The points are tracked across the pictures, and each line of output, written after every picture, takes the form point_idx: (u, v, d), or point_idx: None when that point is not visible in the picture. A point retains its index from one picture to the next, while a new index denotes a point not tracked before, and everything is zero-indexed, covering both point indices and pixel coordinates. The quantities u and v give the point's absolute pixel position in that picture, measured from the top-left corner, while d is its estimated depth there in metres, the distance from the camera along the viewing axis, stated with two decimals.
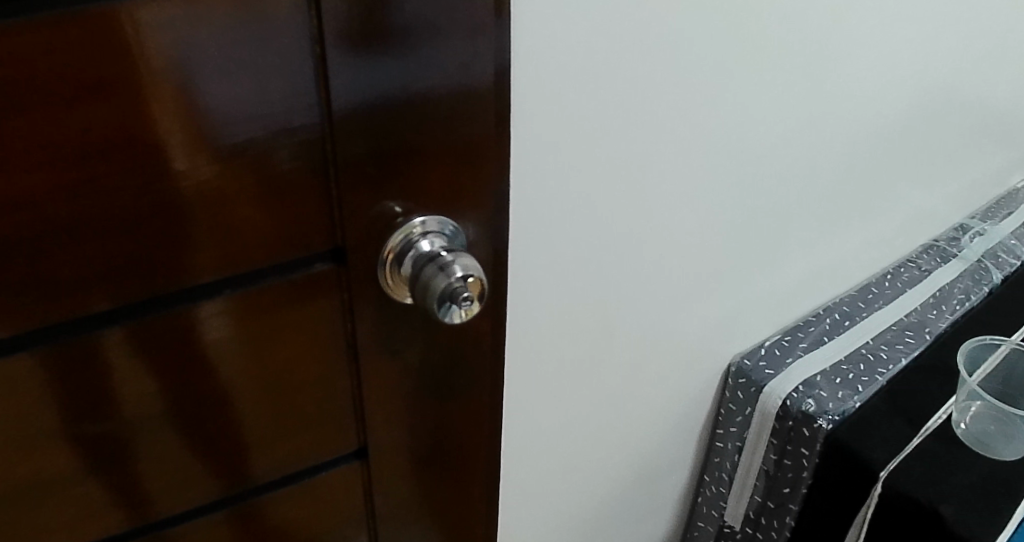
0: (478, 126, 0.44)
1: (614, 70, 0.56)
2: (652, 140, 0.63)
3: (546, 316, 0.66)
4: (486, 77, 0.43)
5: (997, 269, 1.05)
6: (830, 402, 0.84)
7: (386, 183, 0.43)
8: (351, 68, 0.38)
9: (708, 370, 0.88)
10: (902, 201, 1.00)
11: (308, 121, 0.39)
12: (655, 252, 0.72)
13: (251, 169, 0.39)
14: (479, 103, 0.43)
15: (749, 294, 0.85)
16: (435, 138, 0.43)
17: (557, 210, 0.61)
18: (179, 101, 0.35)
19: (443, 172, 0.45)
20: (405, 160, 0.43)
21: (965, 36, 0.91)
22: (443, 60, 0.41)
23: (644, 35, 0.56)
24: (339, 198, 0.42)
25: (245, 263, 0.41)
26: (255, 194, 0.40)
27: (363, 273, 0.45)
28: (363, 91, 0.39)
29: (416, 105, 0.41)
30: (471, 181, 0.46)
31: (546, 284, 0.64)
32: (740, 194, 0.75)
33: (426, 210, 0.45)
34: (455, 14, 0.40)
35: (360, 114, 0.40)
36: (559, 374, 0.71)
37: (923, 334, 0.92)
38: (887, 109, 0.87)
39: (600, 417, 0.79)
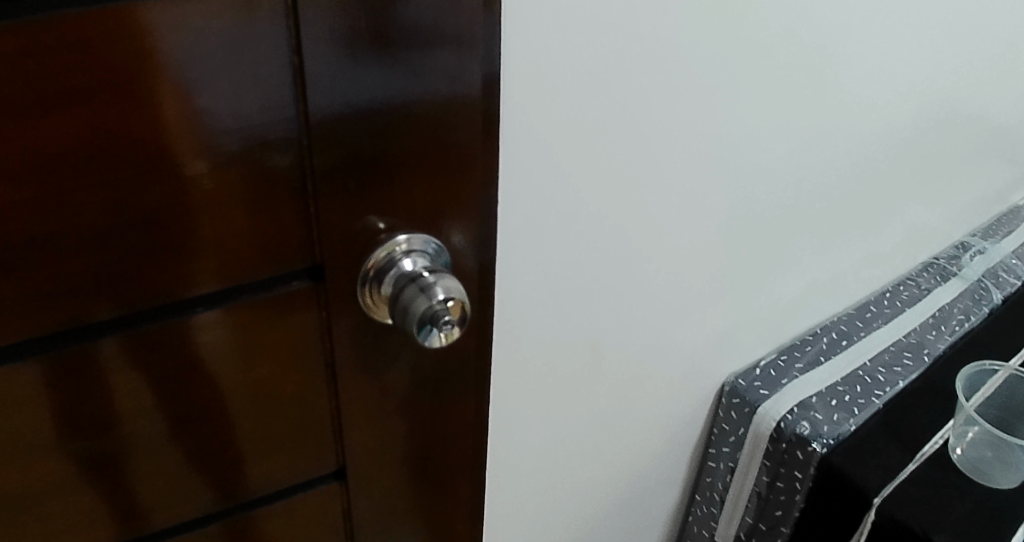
0: (465, 140, 0.43)
1: (612, 80, 0.55)
2: (648, 153, 0.62)
3: (537, 332, 0.65)
4: (474, 90, 0.41)
5: (997, 289, 1.03)
6: (824, 425, 0.82)
7: (368, 199, 0.41)
8: (331, 80, 0.37)
9: (702, 388, 0.86)
10: (902, 218, 0.99)
11: (288, 135, 0.37)
12: (650, 268, 0.70)
13: (231, 183, 0.37)
14: (465, 117, 0.42)
15: (745, 310, 0.83)
16: (419, 154, 0.42)
17: (550, 223, 0.59)
18: (156, 112, 0.33)
19: (429, 187, 0.43)
20: (388, 176, 0.41)
21: (969, 51, 0.90)
22: (427, 73, 0.39)
23: (642, 44, 0.55)
24: (319, 214, 0.40)
25: (224, 280, 0.40)
26: (235, 209, 0.38)
27: (344, 290, 0.43)
28: (342, 104, 0.38)
29: (400, 119, 0.40)
30: (457, 197, 0.45)
31: (537, 299, 0.62)
32: (736, 210, 0.74)
33: (411, 226, 0.44)
34: (442, 22, 0.38)
35: (339, 129, 0.38)
36: (548, 392, 0.70)
37: (922, 355, 0.91)
38: (888, 125, 0.86)
39: (590, 435, 0.77)
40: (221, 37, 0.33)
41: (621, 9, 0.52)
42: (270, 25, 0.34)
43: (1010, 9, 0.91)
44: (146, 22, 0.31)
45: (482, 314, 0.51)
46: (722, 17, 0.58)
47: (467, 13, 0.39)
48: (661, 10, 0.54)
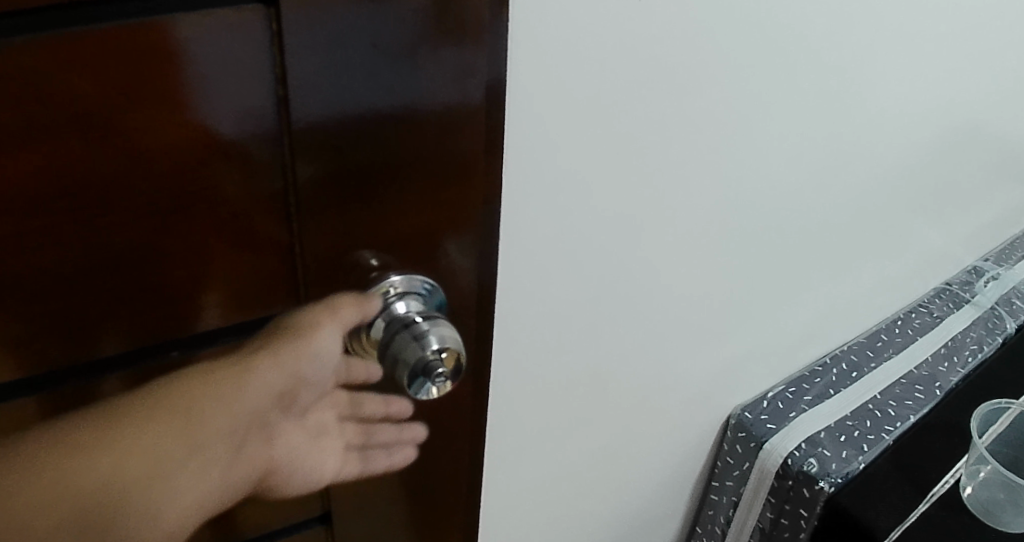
0: (464, 176, 0.39)
1: (624, 102, 0.52)
2: (657, 180, 0.59)
3: (541, 364, 0.62)
4: (474, 123, 0.38)
5: (1010, 318, 1.00)
6: (833, 462, 0.79)
7: (357, 240, 0.38)
8: (317, 113, 0.33)
9: (707, 421, 0.83)
10: (916, 243, 0.96)
11: (268, 168, 0.34)
12: (657, 299, 0.67)
13: (210, 223, 0.34)
14: (467, 151, 0.38)
15: (753, 339, 0.80)
16: (416, 192, 0.38)
17: (553, 255, 0.56)
18: (127, 146, 0.30)
19: (423, 226, 0.40)
20: (381, 214, 0.38)
21: (987, 71, 0.87)
22: (428, 102, 0.35)
23: (655, 67, 0.52)
24: (305, 253, 0.37)
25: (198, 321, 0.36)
26: (215, 250, 0.35)
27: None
28: (329, 138, 0.34)
29: (393, 154, 0.36)
30: (454, 237, 0.41)
31: (539, 331, 0.59)
32: (746, 239, 0.71)
33: (404, 266, 0.41)
34: (442, 49, 0.34)
35: (326, 163, 0.35)
36: (548, 428, 0.67)
37: (934, 389, 0.88)
38: (903, 148, 0.83)
39: (591, 469, 0.75)
40: (198, 63, 0.29)
41: (633, 33, 0.49)
42: (252, 50, 0.31)
43: None
44: (116, 48, 0.28)
45: (478, 359, 0.47)
46: (739, 37, 0.55)
47: (468, 42, 0.35)
48: (677, 30, 0.51)
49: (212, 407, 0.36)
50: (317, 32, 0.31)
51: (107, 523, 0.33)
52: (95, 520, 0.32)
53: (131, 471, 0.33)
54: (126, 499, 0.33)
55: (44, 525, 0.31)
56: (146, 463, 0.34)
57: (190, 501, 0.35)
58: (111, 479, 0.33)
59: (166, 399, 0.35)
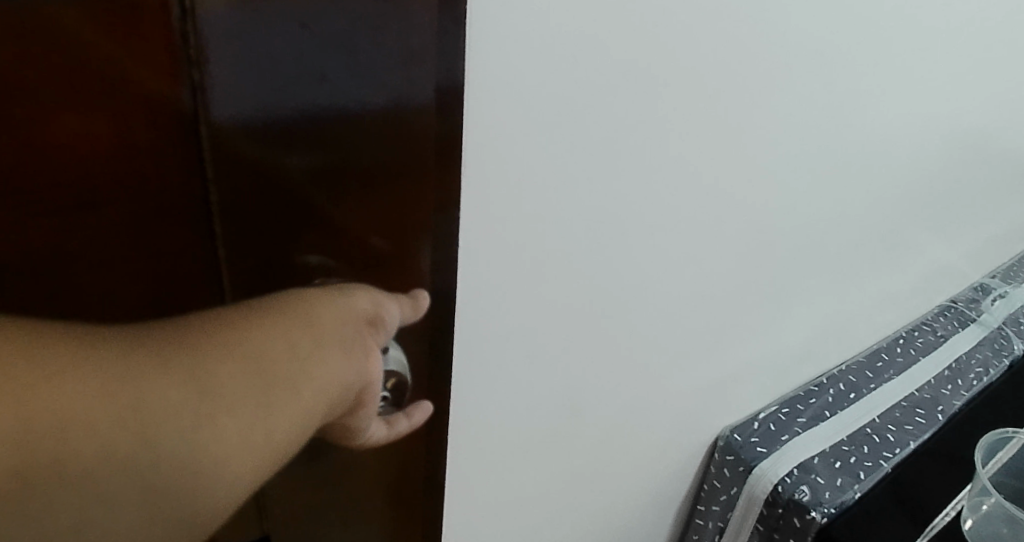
0: (414, 184, 0.33)
1: (604, 101, 0.48)
2: (643, 185, 0.55)
3: (512, 379, 0.58)
4: (424, 126, 0.32)
5: (1018, 339, 0.96)
6: (826, 491, 0.75)
7: (289, 238, 0.35)
8: (238, 92, 0.31)
9: (693, 442, 0.79)
10: (920, 258, 0.91)
11: (182, 155, 0.32)
12: (640, 314, 0.63)
13: (122, 212, 0.32)
14: (414, 150, 0.32)
15: (743, 356, 0.76)
16: (359, 191, 0.33)
17: (526, 266, 0.52)
18: (57, 132, 0.29)
19: (367, 237, 0.35)
20: (318, 214, 0.34)
21: (999, 79, 0.83)
22: (365, 90, 0.31)
23: (641, 62, 0.47)
24: (230, 243, 0.35)
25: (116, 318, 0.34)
26: (137, 235, 0.33)
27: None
28: (251, 116, 0.32)
29: (326, 150, 0.33)
30: (406, 253, 0.36)
31: (510, 346, 0.55)
32: (736, 251, 0.67)
33: (346, 273, 0.36)
34: (381, 34, 0.29)
35: (250, 144, 0.32)
36: (521, 449, 0.63)
37: (935, 413, 0.84)
38: (907, 159, 0.79)
39: (566, 493, 0.71)
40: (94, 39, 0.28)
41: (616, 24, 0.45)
42: (163, 24, 0.29)
43: None
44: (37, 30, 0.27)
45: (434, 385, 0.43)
46: (731, 33, 0.51)
47: (409, 31, 0.29)
48: (662, 24, 0.47)
49: (327, 317, 0.34)
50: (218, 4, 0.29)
51: (253, 404, 0.30)
52: (243, 397, 0.30)
53: (275, 354, 0.31)
54: (269, 377, 0.31)
55: (201, 384, 0.29)
56: (285, 352, 0.32)
57: (318, 400, 0.33)
58: (255, 357, 0.31)
59: (283, 302, 0.33)
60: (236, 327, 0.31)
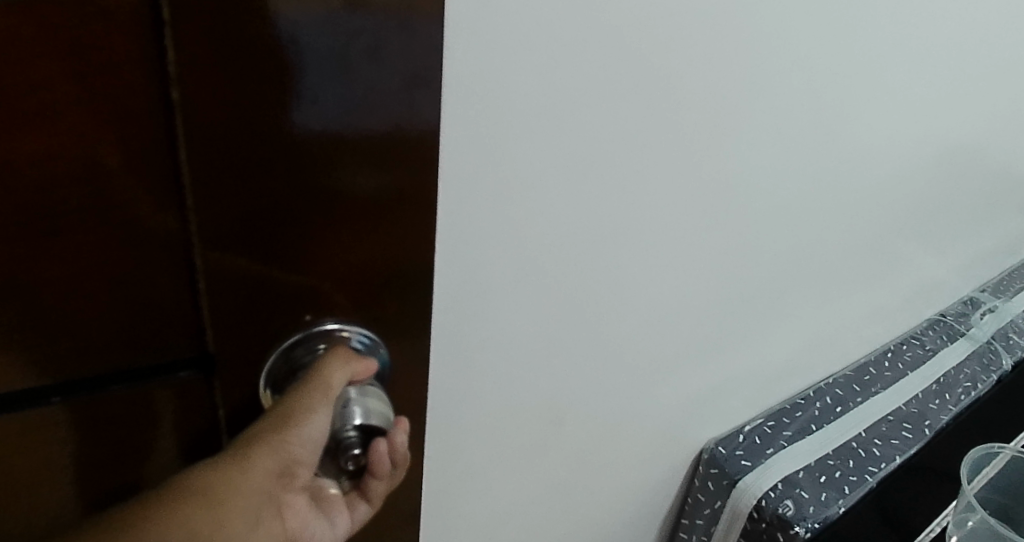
0: (412, 216, 0.32)
1: (582, 105, 0.47)
2: (626, 192, 0.54)
3: (490, 387, 0.57)
4: (427, 150, 0.30)
5: (1007, 353, 0.95)
6: (810, 506, 0.75)
7: (278, 278, 0.30)
8: (226, 109, 0.25)
9: (676, 455, 0.78)
10: (909, 272, 0.90)
11: (155, 116, 0.24)
12: (622, 323, 0.63)
13: (72, 196, 0.24)
14: (411, 177, 0.31)
15: (728, 368, 0.76)
16: (349, 223, 0.30)
17: (503, 274, 0.51)
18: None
19: (358, 269, 0.32)
20: (310, 245, 0.30)
21: (986, 90, 0.83)
22: (360, 113, 0.28)
23: (618, 68, 0.47)
24: (212, 268, 0.28)
25: (59, 370, 0.27)
26: (99, 279, 0.26)
27: (244, 388, 0.32)
28: (240, 141, 0.26)
29: (320, 165, 0.28)
30: (403, 293, 0.34)
31: (487, 353, 0.54)
32: (720, 263, 0.66)
33: (343, 314, 0.33)
34: (381, 52, 0.27)
35: (240, 174, 0.27)
36: (499, 460, 0.62)
37: (922, 428, 0.84)
38: (894, 171, 0.78)
39: (546, 506, 0.70)
40: None
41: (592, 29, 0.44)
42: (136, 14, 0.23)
43: None
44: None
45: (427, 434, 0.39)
46: (711, 40, 0.51)
47: (420, 38, 0.28)
48: (639, 30, 0.47)
49: (236, 486, 0.31)
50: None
51: None
52: None
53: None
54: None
55: None
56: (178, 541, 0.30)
57: None
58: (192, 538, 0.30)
59: (231, 452, 0.31)
60: (175, 512, 0.30)
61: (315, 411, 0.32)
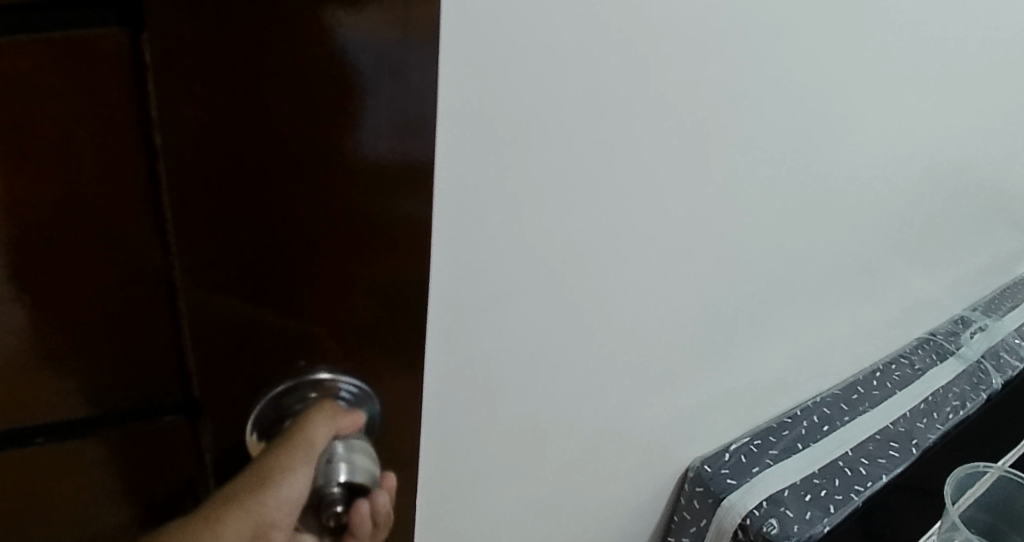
0: (394, 268, 0.32)
1: (561, 131, 0.48)
2: (608, 213, 0.55)
3: (472, 406, 0.57)
4: (417, 204, 0.31)
5: (996, 373, 0.97)
6: (795, 524, 0.76)
7: (267, 329, 0.31)
8: (204, 176, 0.26)
9: (662, 473, 0.79)
10: (900, 292, 0.91)
11: (138, 180, 0.26)
12: (606, 342, 0.63)
13: (67, 254, 0.26)
14: (392, 229, 0.31)
15: (713, 387, 0.76)
16: (331, 276, 0.31)
17: (485, 295, 0.52)
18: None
19: (341, 318, 0.32)
20: (301, 299, 0.31)
21: (976, 111, 0.83)
22: (340, 172, 0.28)
23: (598, 92, 0.48)
24: (195, 321, 0.29)
25: (61, 404, 0.30)
26: (92, 325, 0.28)
27: (228, 429, 0.33)
28: (220, 202, 0.27)
29: (310, 226, 0.29)
30: (392, 338, 0.34)
31: (468, 372, 0.55)
32: (706, 284, 0.67)
33: (334, 361, 0.34)
34: (358, 114, 0.27)
35: (220, 234, 0.28)
36: (483, 478, 0.63)
37: (910, 446, 0.85)
38: (885, 193, 0.79)
39: (529, 522, 0.71)
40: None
41: (573, 56, 0.45)
42: (121, 91, 0.24)
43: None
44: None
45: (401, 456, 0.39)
46: (692, 66, 0.51)
47: (407, 101, 0.28)
48: (621, 56, 0.47)
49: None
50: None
51: None
52: None
53: None
54: None
55: None
56: None
57: None
58: None
59: (212, 505, 0.33)
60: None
61: (292, 471, 0.33)
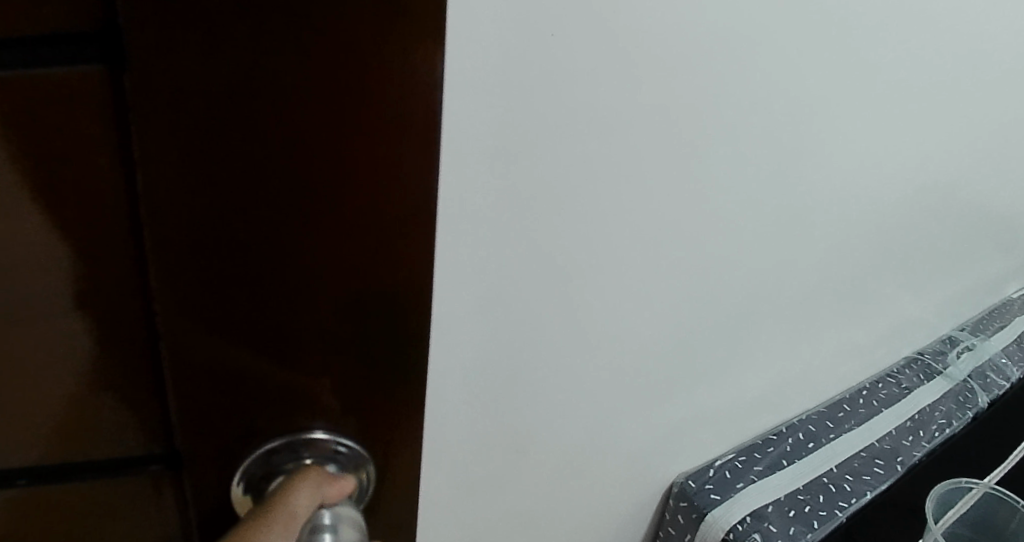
0: (390, 322, 0.32)
1: (543, 158, 0.50)
2: (591, 233, 0.56)
3: (455, 413, 0.60)
4: (414, 271, 0.31)
5: (983, 392, 0.99)
6: (778, 540, 0.77)
7: (262, 383, 0.31)
8: (200, 236, 0.26)
9: (647, 488, 0.80)
10: (886, 312, 0.92)
11: (126, 230, 0.26)
12: (591, 360, 0.65)
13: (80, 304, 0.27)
14: (388, 286, 0.31)
15: (699, 405, 0.78)
16: (326, 332, 0.31)
17: (467, 307, 0.54)
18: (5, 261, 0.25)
19: (336, 371, 0.32)
20: (295, 357, 0.31)
21: (963, 136, 0.84)
22: (336, 233, 0.28)
23: (583, 116, 0.50)
24: (180, 366, 0.30)
25: (72, 446, 0.31)
26: (101, 371, 0.29)
27: (218, 475, 0.33)
28: (216, 262, 0.27)
29: (303, 285, 0.29)
30: (388, 401, 0.34)
31: (448, 384, 0.58)
32: (691, 306, 0.69)
33: (329, 420, 0.34)
34: (353, 177, 0.27)
35: (218, 290, 0.28)
36: (464, 487, 0.66)
37: (894, 464, 0.87)
38: (871, 217, 0.80)
39: (509, 532, 0.73)
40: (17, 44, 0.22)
41: (558, 83, 0.47)
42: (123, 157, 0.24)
43: (1013, 94, 0.85)
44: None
45: (398, 508, 0.39)
46: (678, 94, 0.53)
47: (406, 168, 0.28)
48: (604, 80, 0.49)
49: None
50: (185, 44, 0.23)
51: None
52: None
53: None
54: None
55: None
56: None
57: None
58: None
59: None
60: None
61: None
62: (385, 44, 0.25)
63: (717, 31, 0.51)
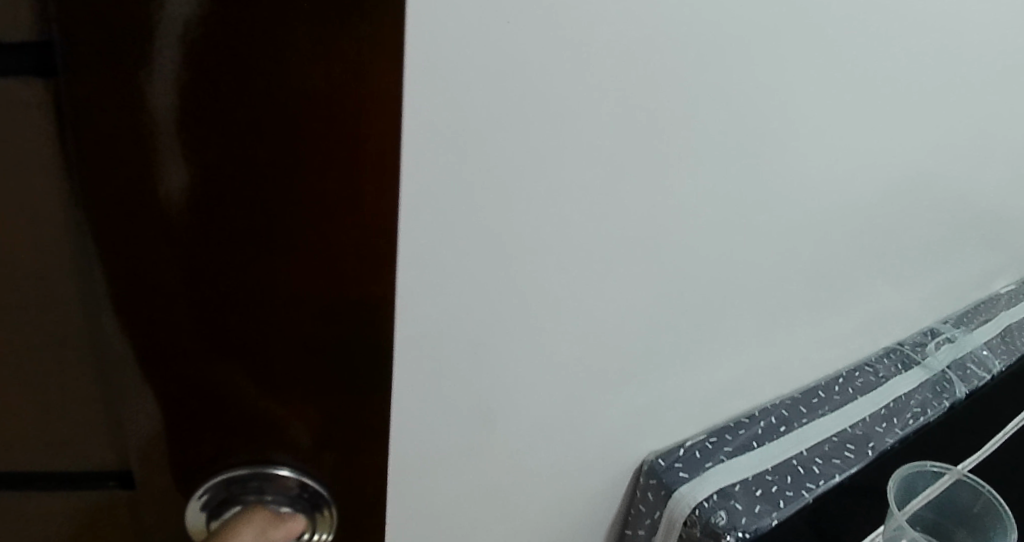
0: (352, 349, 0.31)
1: (517, 155, 0.54)
2: (569, 226, 0.60)
3: (434, 385, 0.63)
4: (381, 306, 0.30)
5: (961, 382, 1.01)
6: (743, 517, 0.80)
7: (220, 408, 0.31)
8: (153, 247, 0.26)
9: (619, 465, 0.83)
10: (865, 302, 0.94)
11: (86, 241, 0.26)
12: (566, 343, 0.69)
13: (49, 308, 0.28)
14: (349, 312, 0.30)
15: (674, 388, 0.81)
16: (285, 355, 0.30)
17: (452, 292, 0.58)
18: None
19: (298, 397, 0.31)
20: (253, 384, 0.30)
21: (948, 130, 0.85)
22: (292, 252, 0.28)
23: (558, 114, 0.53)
24: (145, 393, 0.30)
25: (48, 450, 0.31)
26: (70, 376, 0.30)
27: (183, 499, 0.32)
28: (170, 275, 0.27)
29: (267, 313, 0.29)
30: (355, 434, 0.33)
31: (424, 362, 0.61)
32: (664, 292, 0.71)
33: (297, 458, 0.33)
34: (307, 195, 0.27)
35: (173, 304, 0.28)
36: (440, 460, 0.69)
37: (865, 449, 0.91)
38: (852, 210, 0.82)
39: (480, 506, 0.76)
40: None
41: (533, 84, 0.51)
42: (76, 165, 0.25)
43: (996, 90, 0.87)
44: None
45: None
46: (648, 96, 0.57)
47: (368, 200, 0.28)
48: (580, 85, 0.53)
49: None
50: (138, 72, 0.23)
51: None
52: None
53: None
54: None
55: None
56: None
57: None
58: None
59: None
60: None
61: None
62: (341, 77, 0.25)
63: (685, 39, 0.56)
